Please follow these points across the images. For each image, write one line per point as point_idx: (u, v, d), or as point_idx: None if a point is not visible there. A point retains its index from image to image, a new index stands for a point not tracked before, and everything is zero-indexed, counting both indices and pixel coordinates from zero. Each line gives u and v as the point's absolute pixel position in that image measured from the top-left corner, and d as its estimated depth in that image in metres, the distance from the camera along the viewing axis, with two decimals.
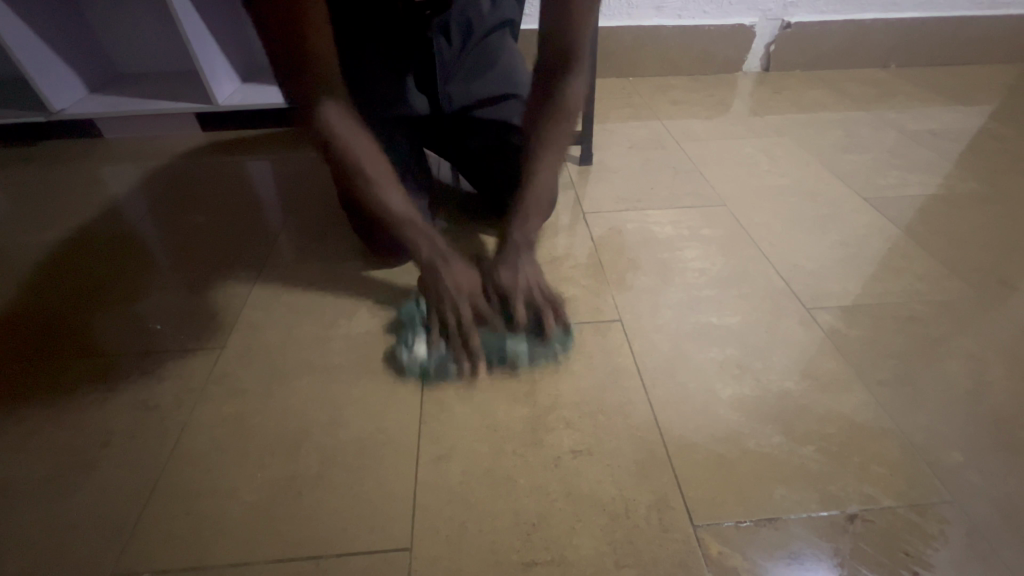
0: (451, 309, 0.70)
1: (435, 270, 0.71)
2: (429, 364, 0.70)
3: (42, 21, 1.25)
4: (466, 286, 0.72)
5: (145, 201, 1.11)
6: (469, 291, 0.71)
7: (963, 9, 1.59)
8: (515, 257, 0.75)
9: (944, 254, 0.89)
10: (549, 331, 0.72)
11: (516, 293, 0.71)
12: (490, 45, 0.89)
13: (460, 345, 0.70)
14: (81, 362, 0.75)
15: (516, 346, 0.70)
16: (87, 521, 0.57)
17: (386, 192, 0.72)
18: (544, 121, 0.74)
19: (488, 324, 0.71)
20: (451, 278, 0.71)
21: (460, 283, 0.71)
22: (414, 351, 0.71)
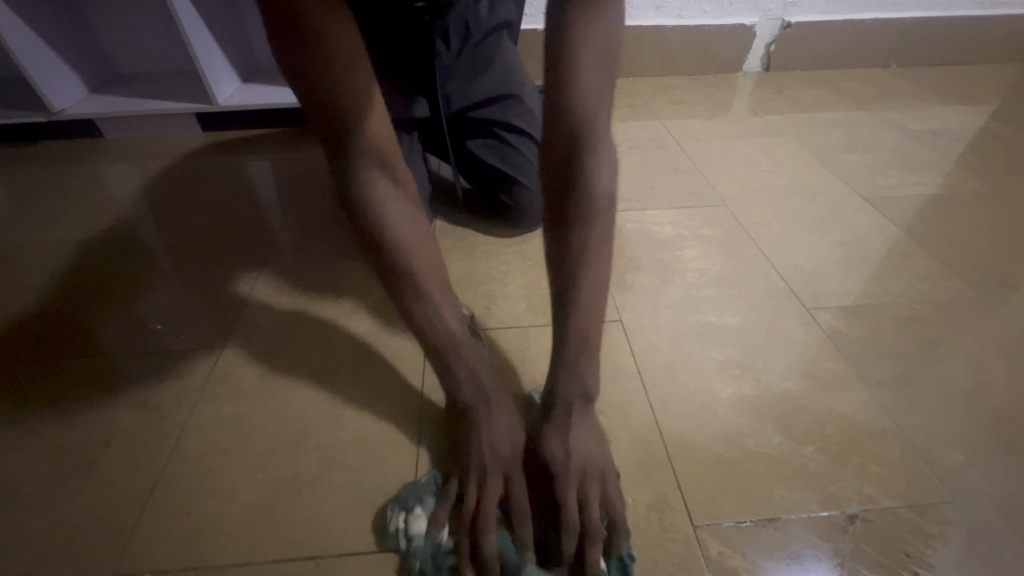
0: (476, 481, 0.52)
1: (473, 419, 0.54)
2: (422, 546, 0.52)
3: (43, 21, 1.25)
4: (507, 455, 0.53)
5: (145, 201, 1.11)
6: (506, 459, 0.53)
7: (963, 9, 1.59)
8: (576, 422, 0.52)
9: (945, 255, 0.89)
10: (593, 568, 0.49)
11: (567, 486, 0.50)
12: (489, 46, 0.89)
13: (467, 540, 0.51)
14: (80, 362, 0.75)
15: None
16: (87, 521, 0.58)
17: (434, 305, 0.53)
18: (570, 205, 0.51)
19: (515, 521, 0.51)
20: (489, 433, 0.53)
21: (498, 445, 0.53)
22: (408, 520, 0.54)
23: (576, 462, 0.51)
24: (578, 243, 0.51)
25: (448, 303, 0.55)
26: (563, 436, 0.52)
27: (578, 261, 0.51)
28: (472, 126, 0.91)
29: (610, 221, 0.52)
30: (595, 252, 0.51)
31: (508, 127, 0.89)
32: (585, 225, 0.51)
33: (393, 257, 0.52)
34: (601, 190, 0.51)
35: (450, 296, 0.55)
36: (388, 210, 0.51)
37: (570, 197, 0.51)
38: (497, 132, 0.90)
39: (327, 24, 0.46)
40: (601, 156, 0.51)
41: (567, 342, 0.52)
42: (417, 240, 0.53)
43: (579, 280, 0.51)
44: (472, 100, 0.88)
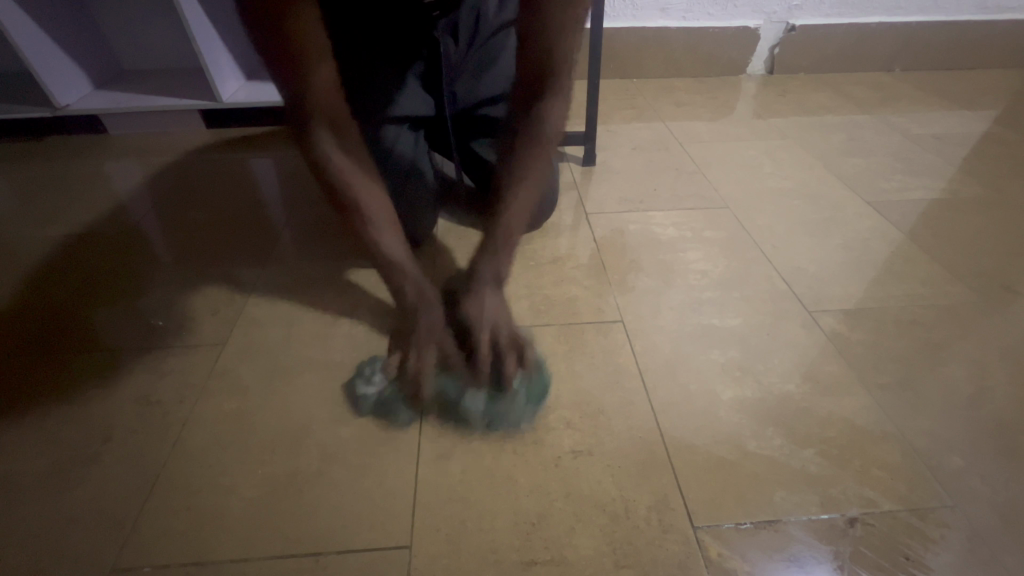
0: (413, 350, 0.65)
1: (416, 310, 0.67)
2: (391, 398, 0.66)
3: (46, 14, 1.25)
4: (439, 330, 0.66)
5: (149, 196, 1.11)
6: (435, 334, 0.66)
7: (969, 13, 1.58)
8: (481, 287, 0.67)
9: (946, 258, 0.89)
10: (513, 378, 0.64)
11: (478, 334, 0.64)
12: (500, 45, 0.88)
13: (412, 387, 0.65)
14: (81, 355, 0.76)
15: (474, 401, 0.63)
16: (88, 514, 0.58)
17: (381, 236, 0.67)
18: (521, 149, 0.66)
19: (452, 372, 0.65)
20: (422, 317, 0.66)
21: (428, 326, 0.66)
22: (375, 376, 0.67)
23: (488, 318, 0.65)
24: (529, 153, 0.66)
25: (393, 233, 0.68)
26: (471, 304, 0.66)
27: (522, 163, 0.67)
28: (478, 124, 0.91)
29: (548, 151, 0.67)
30: (543, 157, 0.67)
31: None
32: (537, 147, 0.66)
33: (342, 189, 0.64)
34: (553, 121, 0.65)
35: (394, 229, 0.69)
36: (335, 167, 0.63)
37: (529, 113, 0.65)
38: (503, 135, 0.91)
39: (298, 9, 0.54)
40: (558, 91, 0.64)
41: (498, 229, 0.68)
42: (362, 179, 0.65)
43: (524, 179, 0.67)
44: (478, 97, 0.88)
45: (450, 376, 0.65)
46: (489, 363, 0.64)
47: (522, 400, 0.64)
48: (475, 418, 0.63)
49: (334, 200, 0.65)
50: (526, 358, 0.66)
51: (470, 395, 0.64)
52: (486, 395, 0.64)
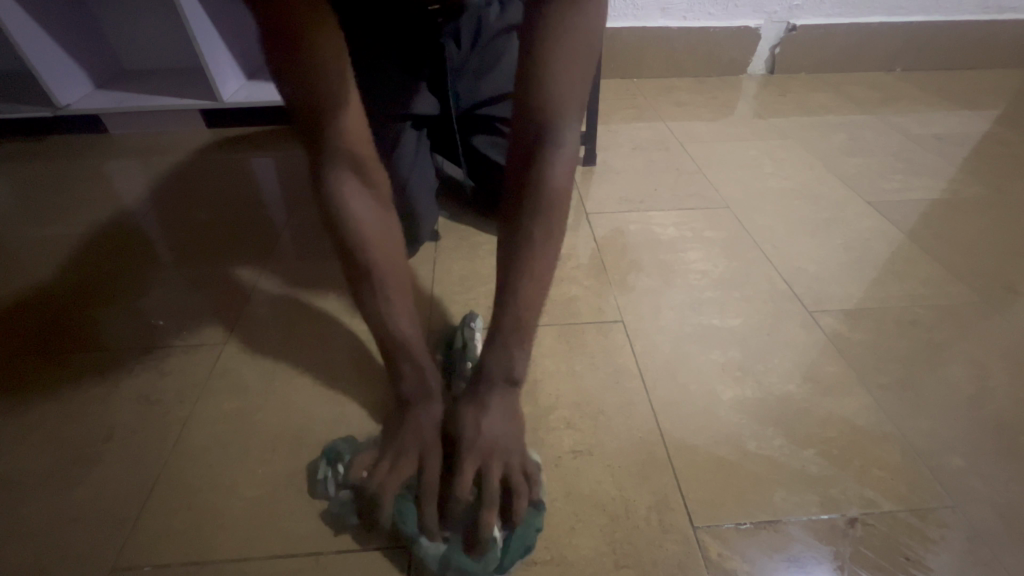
0: (389, 455, 0.54)
1: (409, 405, 0.55)
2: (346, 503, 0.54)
3: (47, 14, 1.25)
4: (425, 441, 0.53)
5: (149, 195, 1.11)
6: (418, 444, 0.53)
7: (970, 13, 1.58)
8: (485, 394, 0.53)
9: (947, 259, 0.89)
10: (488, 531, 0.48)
11: (463, 460, 0.51)
12: (502, 46, 0.88)
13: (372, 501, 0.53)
14: (82, 355, 0.75)
15: (432, 546, 0.49)
16: (88, 514, 0.58)
17: (391, 308, 0.55)
18: (524, 212, 0.52)
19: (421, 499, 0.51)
20: (414, 416, 0.55)
21: (416, 430, 0.54)
22: (343, 466, 0.57)
23: (479, 439, 0.51)
24: (531, 224, 0.51)
25: (408, 307, 0.56)
26: (469, 417, 0.52)
27: (521, 233, 0.52)
28: (480, 124, 0.92)
29: (562, 213, 0.52)
30: (549, 225, 0.52)
31: None
32: (545, 211, 0.51)
33: (349, 244, 0.53)
34: (561, 179, 0.51)
35: (409, 300, 0.56)
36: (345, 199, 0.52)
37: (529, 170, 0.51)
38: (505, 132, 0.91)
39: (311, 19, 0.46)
40: (562, 141, 0.50)
41: (503, 314, 0.53)
42: (379, 235, 0.54)
43: (532, 250, 0.52)
44: (479, 96, 0.90)
45: (414, 504, 0.51)
46: (463, 503, 0.50)
47: (494, 563, 0.49)
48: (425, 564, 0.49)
49: (342, 256, 0.54)
50: (521, 509, 0.50)
51: (430, 536, 0.50)
52: (450, 543, 0.50)
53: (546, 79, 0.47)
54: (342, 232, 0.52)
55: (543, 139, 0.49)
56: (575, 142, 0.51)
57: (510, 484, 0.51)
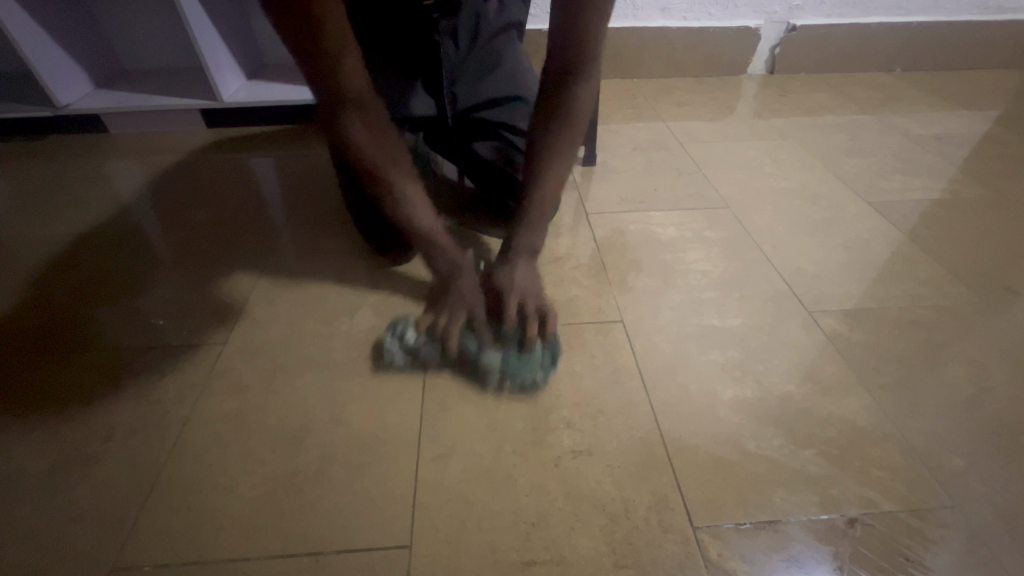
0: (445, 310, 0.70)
1: (450, 277, 0.72)
2: (416, 351, 0.70)
3: (48, 14, 1.25)
4: (472, 293, 0.71)
5: (148, 195, 1.11)
6: (470, 299, 0.70)
7: (970, 13, 1.58)
8: (515, 258, 0.74)
9: (947, 259, 0.89)
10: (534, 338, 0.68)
11: (509, 297, 0.70)
12: (500, 46, 0.90)
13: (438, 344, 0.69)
14: (81, 355, 0.76)
15: (495, 356, 0.67)
16: (87, 513, 0.58)
17: (417, 211, 0.74)
18: (553, 134, 0.72)
19: (478, 332, 0.68)
20: (461, 279, 0.72)
21: (463, 289, 0.71)
22: (402, 332, 0.71)
23: (517, 283, 0.72)
24: (557, 142, 0.73)
25: (427, 208, 0.75)
26: (506, 272, 0.73)
27: (552, 148, 0.73)
28: (475, 127, 0.88)
29: (576, 133, 0.74)
30: (573, 137, 0.74)
31: (509, 126, 0.86)
32: (568, 130, 0.73)
33: (378, 168, 0.70)
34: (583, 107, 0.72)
35: (427, 202, 0.75)
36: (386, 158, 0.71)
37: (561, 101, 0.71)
38: (502, 133, 0.86)
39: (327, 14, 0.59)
40: (586, 78, 0.70)
41: (531, 203, 0.75)
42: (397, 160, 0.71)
43: (553, 159, 0.73)
44: (476, 99, 0.88)
45: (472, 334, 0.69)
46: (512, 326, 0.68)
47: (538, 363, 0.67)
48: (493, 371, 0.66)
49: (372, 181, 0.72)
50: (552, 323, 0.69)
51: (492, 352, 0.67)
52: (508, 354, 0.67)
53: (583, 37, 0.66)
54: (370, 162, 0.70)
55: (574, 78, 0.69)
56: (593, 80, 0.72)
57: (542, 314, 0.70)
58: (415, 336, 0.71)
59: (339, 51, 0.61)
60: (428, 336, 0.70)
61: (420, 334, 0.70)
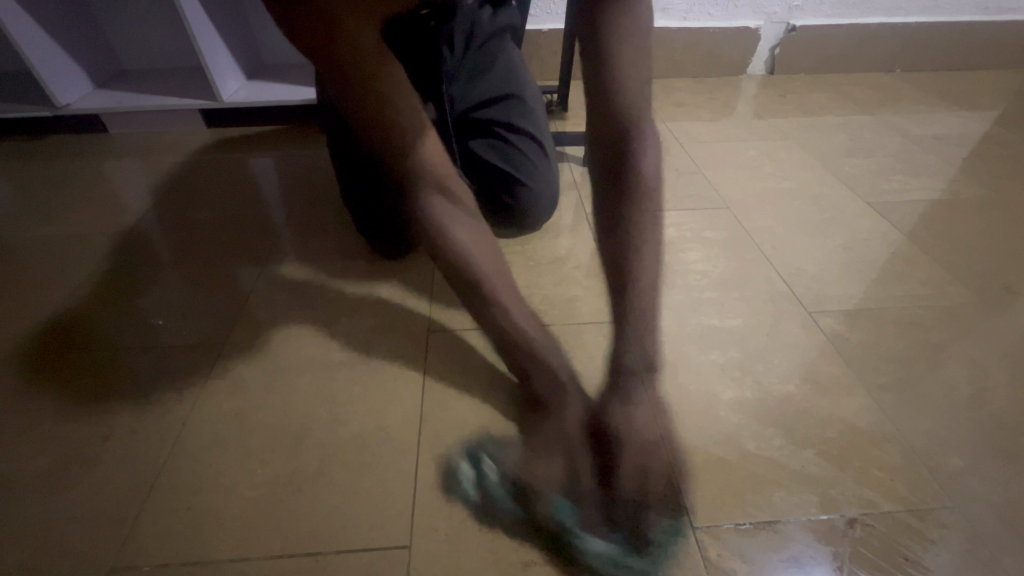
0: (538, 448, 0.61)
1: (547, 406, 0.64)
2: (497, 498, 0.57)
3: (48, 14, 1.25)
4: (571, 432, 0.61)
5: (149, 195, 1.11)
6: (565, 442, 0.60)
7: (970, 14, 1.58)
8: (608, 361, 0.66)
9: (947, 260, 0.89)
10: (650, 525, 0.55)
11: (621, 452, 0.59)
12: (494, 47, 0.90)
13: (529, 497, 0.57)
14: (82, 355, 0.75)
15: (599, 543, 0.53)
16: (88, 513, 0.58)
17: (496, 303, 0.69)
18: (626, 197, 0.70)
19: (583, 492, 0.56)
20: (559, 412, 0.63)
21: (563, 425, 0.62)
22: (489, 465, 0.60)
23: (632, 429, 0.61)
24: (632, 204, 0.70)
25: (516, 304, 0.70)
26: (620, 412, 0.62)
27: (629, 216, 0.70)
28: (473, 127, 0.91)
29: (649, 195, 0.72)
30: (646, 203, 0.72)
31: (508, 127, 0.89)
32: (639, 193, 0.71)
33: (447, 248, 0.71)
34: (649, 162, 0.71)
35: (514, 297, 0.70)
36: (451, 226, 0.71)
37: (624, 159, 0.69)
38: (500, 133, 0.89)
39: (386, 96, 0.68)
40: (642, 137, 0.70)
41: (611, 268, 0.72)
42: (474, 245, 0.71)
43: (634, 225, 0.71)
44: (472, 100, 0.89)
45: (573, 503, 0.56)
46: (627, 500, 0.56)
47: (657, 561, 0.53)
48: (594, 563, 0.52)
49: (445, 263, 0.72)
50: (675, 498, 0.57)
51: (596, 532, 0.54)
52: (615, 540, 0.54)
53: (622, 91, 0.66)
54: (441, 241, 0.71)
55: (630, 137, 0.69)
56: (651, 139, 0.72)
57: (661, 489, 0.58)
58: (498, 474, 0.60)
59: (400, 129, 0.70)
60: (517, 483, 0.58)
61: (507, 477, 0.59)
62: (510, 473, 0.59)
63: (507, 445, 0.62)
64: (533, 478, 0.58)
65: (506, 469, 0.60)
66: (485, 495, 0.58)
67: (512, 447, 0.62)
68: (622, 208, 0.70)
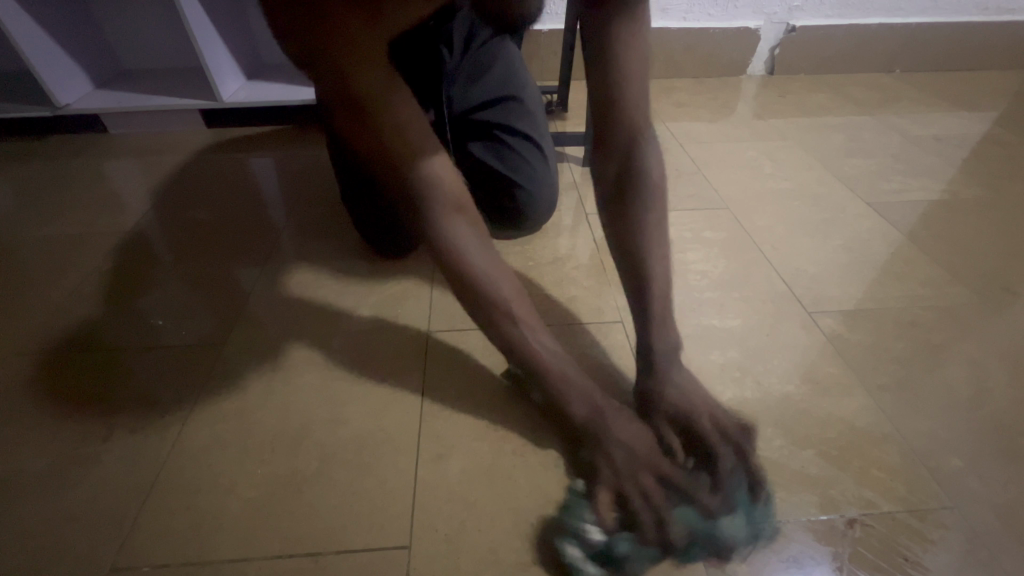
0: (620, 483, 0.54)
1: (602, 440, 0.56)
2: (621, 556, 0.51)
3: (48, 14, 1.25)
4: (642, 450, 0.55)
5: (149, 196, 1.11)
6: (642, 459, 0.54)
7: (969, 14, 1.58)
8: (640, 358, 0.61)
9: (948, 261, 0.89)
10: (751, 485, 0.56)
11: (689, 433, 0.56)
12: (494, 48, 0.90)
13: (649, 534, 0.51)
14: (82, 355, 0.75)
15: (732, 525, 0.54)
16: (88, 513, 0.58)
17: (523, 331, 0.59)
18: (631, 200, 0.63)
19: (689, 495, 0.53)
20: (615, 435, 0.56)
21: (630, 448, 0.55)
22: (590, 529, 0.52)
23: (687, 406, 0.58)
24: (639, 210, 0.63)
25: (540, 331, 0.60)
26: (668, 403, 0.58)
27: (638, 225, 0.63)
28: (474, 128, 0.91)
29: (659, 201, 0.64)
30: (654, 214, 0.63)
31: (508, 129, 0.90)
32: (648, 199, 0.63)
33: (463, 272, 0.57)
34: (653, 170, 0.64)
35: (539, 322, 0.61)
36: (466, 245, 0.57)
37: (626, 170, 0.63)
38: (499, 135, 0.90)
39: (370, 86, 0.51)
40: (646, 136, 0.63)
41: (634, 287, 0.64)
42: (491, 267, 0.58)
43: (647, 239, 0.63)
44: (472, 102, 0.89)
45: (691, 505, 0.53)
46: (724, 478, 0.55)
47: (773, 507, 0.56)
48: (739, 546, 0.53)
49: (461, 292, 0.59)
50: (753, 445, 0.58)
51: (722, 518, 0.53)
52: (738, 513, 0.54)
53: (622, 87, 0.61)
54: (457, 266, 0.57)
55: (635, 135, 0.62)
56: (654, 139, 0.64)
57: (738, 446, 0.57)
58: (603, 531, 0.52)
59: (393, 129, 0.53)
60: (636, 529, 0.52)
61: (616, 533, 0.52)
62: (615, 521, 0.53)
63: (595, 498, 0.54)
64: (637, 511, 0.52)
65: (607, 523, 0.52)
66: (609, 562, 0.51)
67: (513, 449, 0.62)
68: (626, 215, 0.63)
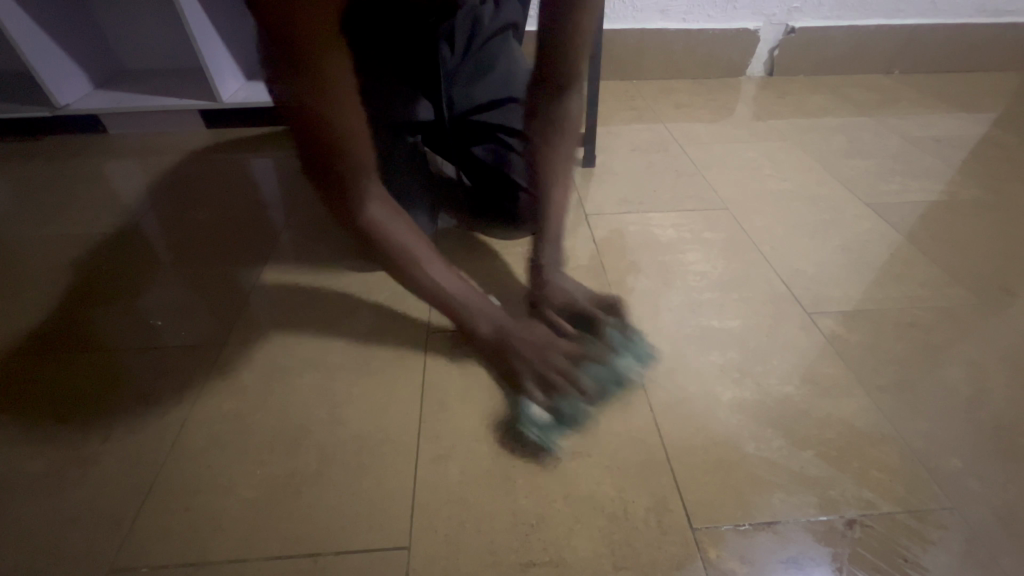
0: (536, 367, 0.67)
1: (506, 344, 0.68)
2: (562, 414, 0.65)
3: (48, 15, 1.25)
4: (540, 337, 0.69)
5: (148, 196, 1.11)
6: (544, 342, 0.69)
7: (968, 17, 1.59)
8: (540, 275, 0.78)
9: (945, 261, 0.89)
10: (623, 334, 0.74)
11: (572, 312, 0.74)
12: (497, 47, 0.88)
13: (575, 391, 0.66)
14: (80, 355, 0.75)
15: (620, 359, 0.71)
16: (86, 514, 0.58)
17: (439, 279, 0.67)
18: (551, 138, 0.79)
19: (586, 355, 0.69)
20: (517, 337, 0.69)
21: (529, 340, 0.69)
22: (536, 412, 0.65)
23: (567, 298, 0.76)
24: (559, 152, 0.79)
25: (450, 275, 0.69)
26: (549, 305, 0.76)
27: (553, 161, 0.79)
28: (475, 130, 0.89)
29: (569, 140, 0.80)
30: (567, 150, 0.80)
31: (510, 131, 0.87)
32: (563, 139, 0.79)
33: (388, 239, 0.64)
34: (572, 113, 0.78)
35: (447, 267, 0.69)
36: (386, 214, 0.64)
37: (551, 118, 0.78)
38: (501, 136, 0.88)
39: (332, 72, 0.54)
40: (574, 94, 0.77)
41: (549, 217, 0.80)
42: (407, 233, 0.66)
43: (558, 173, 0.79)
44: (473, 103, 0.88)
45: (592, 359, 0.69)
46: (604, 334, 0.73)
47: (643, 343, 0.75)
48: (635, 371, 0.71)
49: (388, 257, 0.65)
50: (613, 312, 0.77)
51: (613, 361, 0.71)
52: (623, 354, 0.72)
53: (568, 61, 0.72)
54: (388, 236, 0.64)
55: (565, 93, 0.76)
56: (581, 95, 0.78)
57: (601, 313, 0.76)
58: (542, 406, 0.66)
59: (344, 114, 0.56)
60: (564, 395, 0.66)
61: (552, 402, 0.65)
62: (547, 395, 0.66)
63: (526, 387, 0.67)
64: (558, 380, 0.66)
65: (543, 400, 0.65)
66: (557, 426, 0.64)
67: (509, 449, 0.62)
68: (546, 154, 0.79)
